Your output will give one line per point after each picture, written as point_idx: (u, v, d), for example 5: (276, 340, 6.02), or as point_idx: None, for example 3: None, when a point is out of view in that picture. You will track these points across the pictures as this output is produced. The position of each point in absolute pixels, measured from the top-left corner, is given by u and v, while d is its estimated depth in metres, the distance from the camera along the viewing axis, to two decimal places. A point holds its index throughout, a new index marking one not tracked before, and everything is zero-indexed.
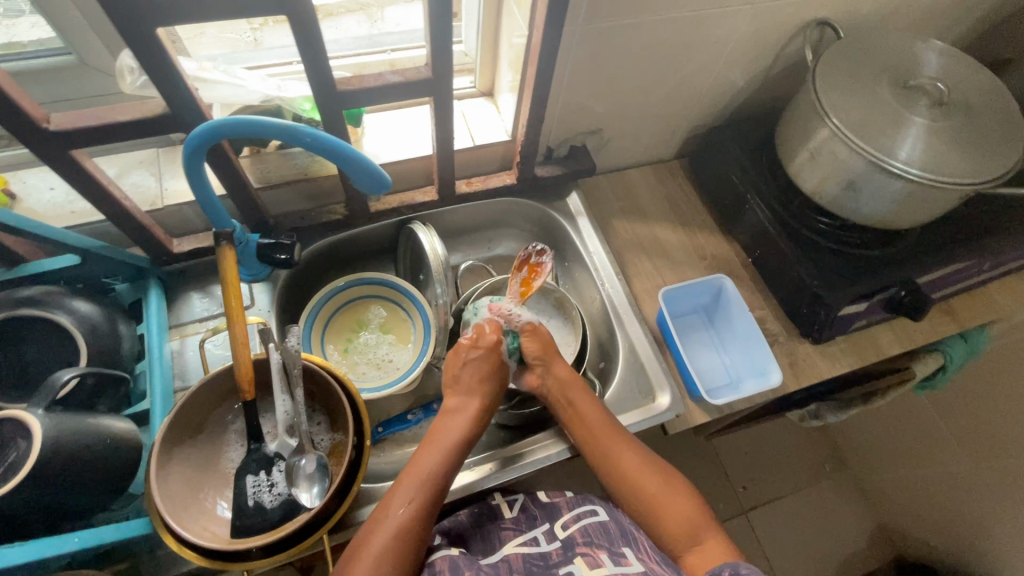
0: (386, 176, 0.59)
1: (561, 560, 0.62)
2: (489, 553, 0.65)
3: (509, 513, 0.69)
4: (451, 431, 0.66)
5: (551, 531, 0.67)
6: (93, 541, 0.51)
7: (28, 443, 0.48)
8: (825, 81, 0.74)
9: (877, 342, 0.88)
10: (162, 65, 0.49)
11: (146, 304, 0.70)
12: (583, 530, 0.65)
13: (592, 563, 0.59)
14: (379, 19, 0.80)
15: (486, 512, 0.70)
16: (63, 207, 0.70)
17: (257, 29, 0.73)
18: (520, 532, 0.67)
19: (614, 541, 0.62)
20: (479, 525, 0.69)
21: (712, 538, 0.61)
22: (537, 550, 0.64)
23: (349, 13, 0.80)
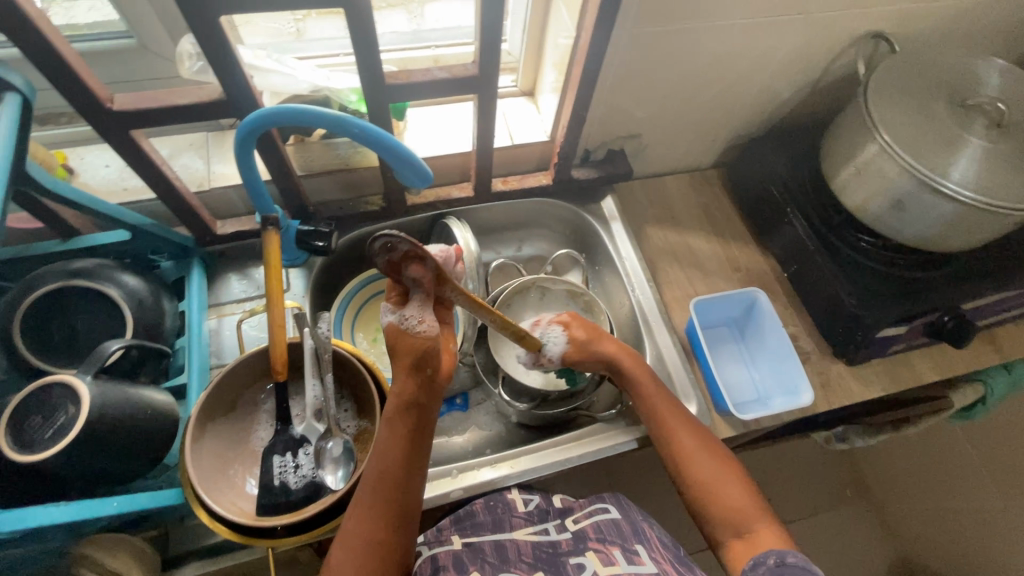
0: (428, 169, 0.60)
1: (571, 550, 0.64)
2: (498, 535, 0.66)
3: (522, 506, 0.69)
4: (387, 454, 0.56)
5: (562, 524, 0.68)
6: (130, 507, 0.53)
7: (77, 408, 0.50)
8: (877, 96, 0.72)
9: (914, 368, 0.85)
10: (222, 51, 0.50)
11: (188, 283, 0.72)
12: (596, 527, 0.66)
13: (605, 560, 0.61)
14: (419, 16, 0.81)
15: (502, 505, 0.70)
16: (116, 184, 0.73)
17: (301, 21, 0.74)
18: (531, 522, 0.68)
19: (627, 539, 0.64)
20: (492, 514, 0.69)
21: (762, 528, 0.60)
22: (547, 538, 0.66)
23: (392, 8, 0.81)
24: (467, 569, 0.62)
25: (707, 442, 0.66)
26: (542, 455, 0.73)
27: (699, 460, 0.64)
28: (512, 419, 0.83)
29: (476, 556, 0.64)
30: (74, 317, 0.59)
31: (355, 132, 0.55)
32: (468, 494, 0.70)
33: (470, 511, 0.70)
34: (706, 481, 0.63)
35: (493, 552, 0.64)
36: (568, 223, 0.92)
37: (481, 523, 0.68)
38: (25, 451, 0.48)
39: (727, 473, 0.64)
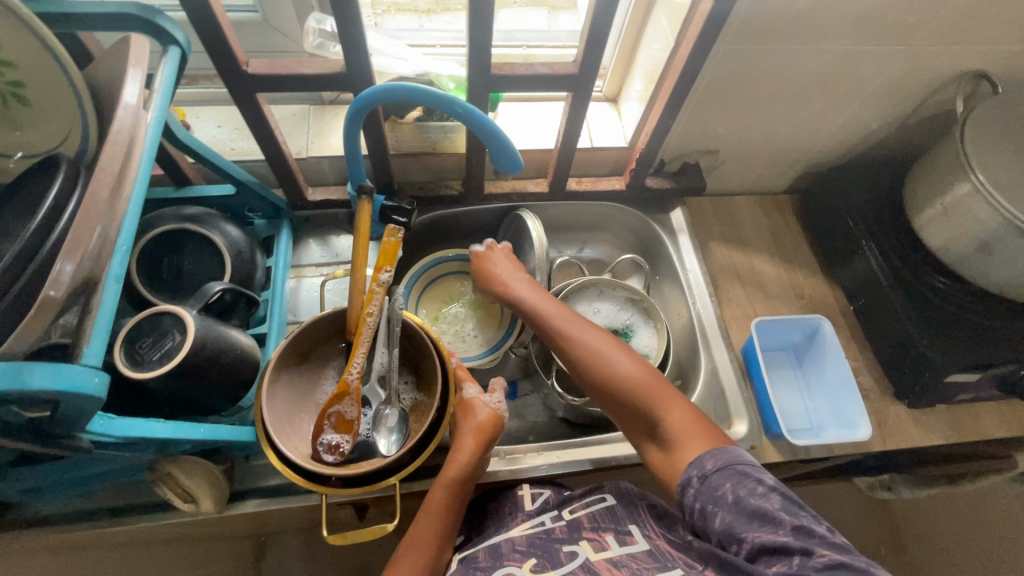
0: (520, 158, 0.63)
1: (566, 538, 0.62)
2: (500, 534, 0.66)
3: (529, 504, 0.69)
4: (437, 499, 0.62)
5: (559, 514, 0.66)
6: (214, 435, 0.57)
7: (182, 338, 0.55)
8: (976, 136, 0.70)
9: (979, 420, 0.82)
10: (353, 28, 0.54)
11: (278, 241, 0.77)
12: (590, 515, 0.64)
13: (597, 547, 0.59)
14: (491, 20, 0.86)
15: (510, 502, 0.71)
16: (226, 143, 0.79)
17: (378, 15, 0.81)
18: (528, 516, 0.67)
19: (621, 521, 0.62)
20: (503, 513, 0.70)
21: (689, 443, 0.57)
22: (542, 528, 0.65)
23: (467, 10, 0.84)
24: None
25: (595, 347, 0.65)
26: (584, 450, 0.74)
27: (628, 376, 0.62)
28: (558, 413, 0.84)
29: (468, 567, 0.62)
30: (180, 257, 0.65)
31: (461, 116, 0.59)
32: (513, 475, 0.72)
33: (485, 516, 0.72)
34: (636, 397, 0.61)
35: (485, 555, 0.63)
36: (634, 230, 0.93)
37: (485, 533, 0.68)
38: (135, 369, 0.53)
39: (657, 388, 0.61)
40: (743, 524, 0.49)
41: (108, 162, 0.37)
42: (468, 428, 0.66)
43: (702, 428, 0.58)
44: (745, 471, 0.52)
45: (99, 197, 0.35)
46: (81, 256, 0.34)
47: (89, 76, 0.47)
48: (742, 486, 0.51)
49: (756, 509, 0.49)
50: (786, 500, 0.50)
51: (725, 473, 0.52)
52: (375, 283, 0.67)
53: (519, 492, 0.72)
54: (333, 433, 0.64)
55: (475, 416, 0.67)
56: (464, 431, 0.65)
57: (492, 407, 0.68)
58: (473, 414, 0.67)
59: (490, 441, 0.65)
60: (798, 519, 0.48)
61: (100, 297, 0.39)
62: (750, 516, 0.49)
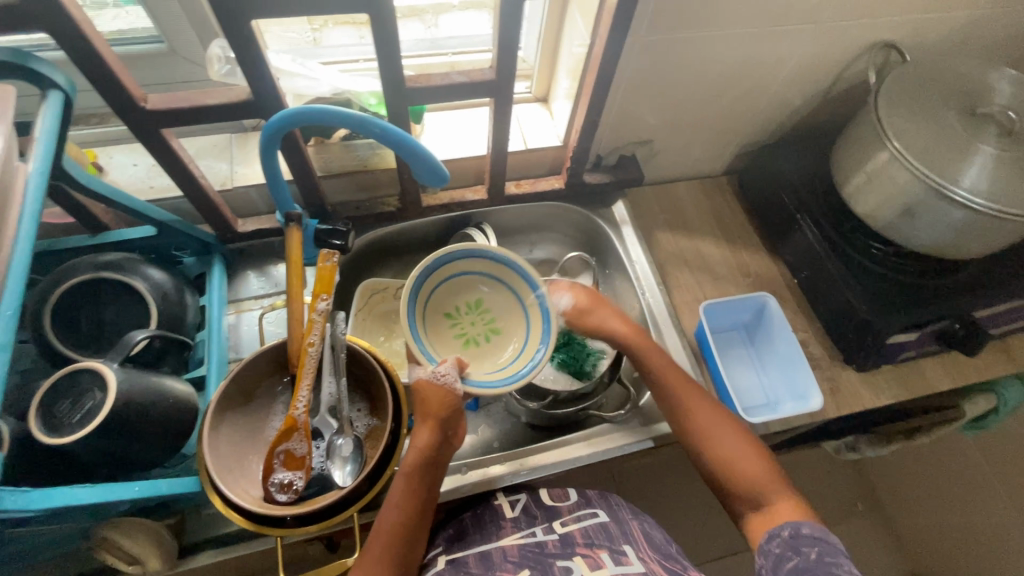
0: (445, 170, 0.62)
1: (559, 553, 0.62)
2: (486, 544, 0.65)
3: (509, 513, 0.68)
4: (400, 487, 0.61)
5: (550, 526, 0.66)
6: (151, 491, 0.54)
7: (104, 394, 0.52)
8: (888, 104, 0.72)
9: (925, 376, 0.85)
10: (252, 52, 0.52)
11: (209, 278, 0.74)
12: (583, 531, 0.65)
13: (593, 564, 0.59)
14: (433, 25, 0.85)
15: (488, 512, 0.69)
16: (144, 182, 0.75)
17: (317, 30, 0.79)
18: (519, 528, 0.66)
19: (615, 539, 0.63)
20: (481, 524, 0.68)
21: (781, 504, 0.61)
22: (534, 539, 0.64)
23: (408, 18, 0.85)
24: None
25: (694, 393, 0.69)
26: (548, 454, 0.73)
27: (753, 470, 0.64)
28: (521, 419, 0.83)
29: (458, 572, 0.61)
30: (100, 308, 0.61)
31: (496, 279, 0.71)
32: (478, 488, 0.70)
33: (460, 526, 0.69)
34: (753, 484, 0.63)
35: (476, 562, 0.62)
36: (579, 227, 0.94)
37: (468, 543, 0.66)
38: (54, 434, 0.50)
39: (775, 483, 0.63)
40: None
41: None
42: (425, 410, 0.65)
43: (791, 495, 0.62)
44: (835, 550, 0.55)
45: None
46: None
47: None
48: (829, 555, 0.54)
49: (833, 573, 0.53)
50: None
51: (816, 540, 0.56)
52: (313, 312, 0.65)
53: (495, 501, 0.71)
54: (284, 471, 0.62)
55: (430, 394, 0.65)
56: (423, 415, 0.65)
57: (443, 380, 0.64)
58: (432, 392, 0.65)
59: (449, 418, 0.65)
60: None
61: None
62: (824, 574, 0.53)
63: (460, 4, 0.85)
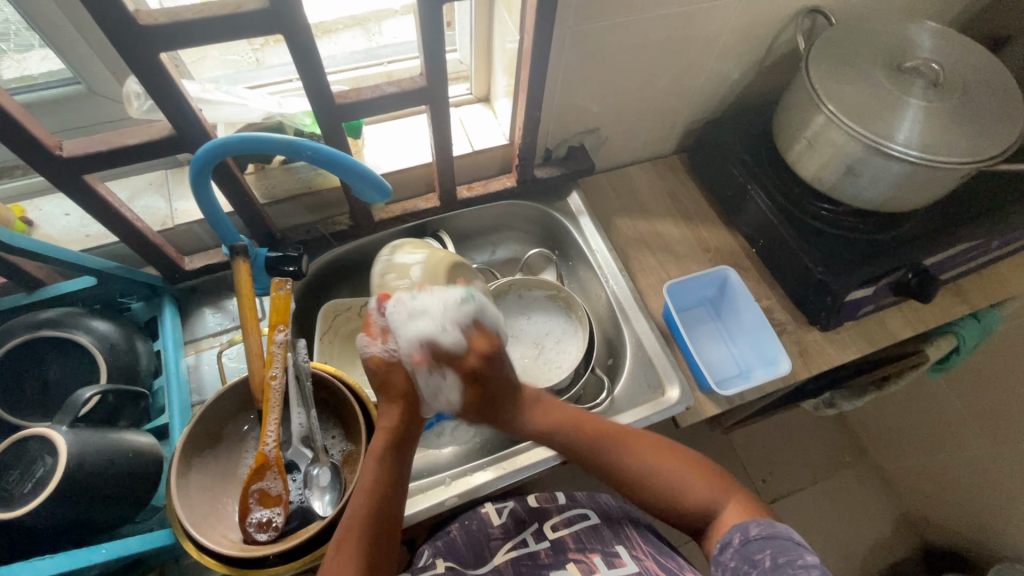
0: (387, 184, 0.61)
1: (552, 562, 0.62)
2: (480, 563, 0.64)
3: (498, 520, 0.69)
4: (365, 498, 0.55)
5: (541, 532, 0.67)
6: (121, 552, 0.52)
7: (55, 459, 0.50)
8: (818, 68, 0.74)
9: (887, 326, 0.87)
10: (166, 85, 0.50)
11: (161, 322, 0.72)
12: (575, 535, 0.65)
13: (586, 569, 0.60)
14: (376, 33, 0.83)
15: (476, 522, 0.69)
16: (78, 231, 0.72)
17: (258, 50, 0.77)
18: (509, 539, 0.66)
19: (607, 542, 0.64)
20: (471, 536, 0.67)
21: (728, 511, 0.58)
22: (526, 551, 0.64)
23: (346, 28, 0.82)
24: None
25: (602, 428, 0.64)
26: (530, 455, 0.72)
27: (687, 484, 0.60)
28: (502, 422, 0.83)
29: None
30: (44, 366, 0.59)
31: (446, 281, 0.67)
32: (464, 500, 0.69)
33: (448, 538, 0.67)
34: (698, 497, 0.59)
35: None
36: (537, 222, 0.94)
37: (461, 560, 0.65)
38: (4, 508, 0.48)
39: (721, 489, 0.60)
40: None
41: None
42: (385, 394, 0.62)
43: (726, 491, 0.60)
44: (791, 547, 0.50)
45: None
46: None
47: None
48: (783, 556, 0.49)
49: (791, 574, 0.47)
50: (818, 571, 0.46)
51: (768, 543, 0.51)
52: (272, 345, 0.63)
53: (482, 510, 0.71)
54: (261, 509, 0.61)
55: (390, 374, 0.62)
56: (387, 394, 0.62)
57: (399, 353, 0.62)
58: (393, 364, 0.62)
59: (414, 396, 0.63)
60: None
61: None
62: None
63: (399, 8, 0.82)
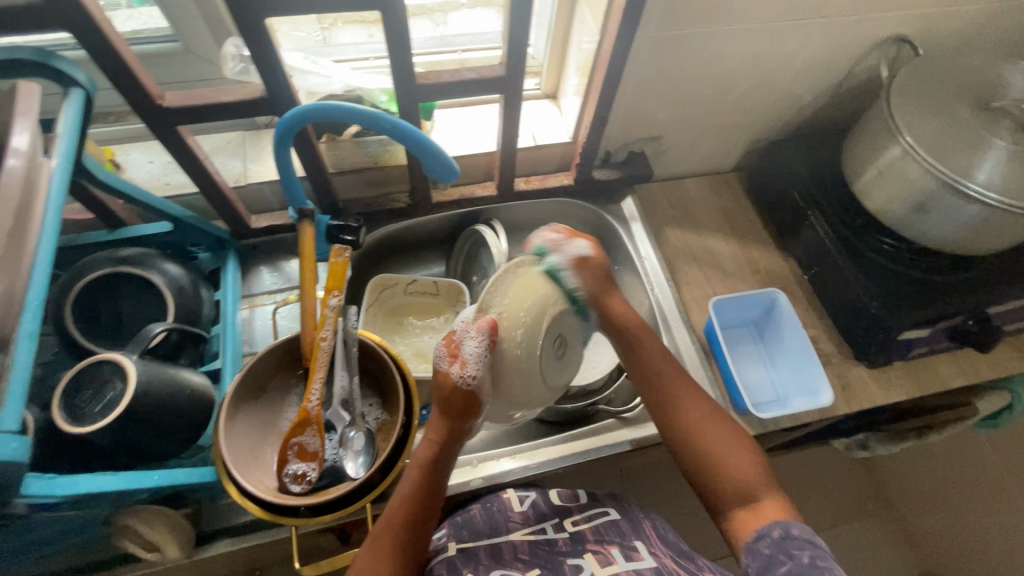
0: (455, 165, 0.63)
1: (569, 550, 0.62)
2: (494, 536, 0.65)
3: (519, 507, 0.68)
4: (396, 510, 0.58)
5: (561, 524, 0.66)
6: (168, 481, 0.55)
7: (124, 385, 0.54)
8: (900, 97, 0.72)
9: (937, 372, 0.84)
10: (265, 49, 0.53)
11: (224, 274, 0.75)
12: (593, 528, 0.65)
13: (603, 560, 0.59)
14: (442, 24, 0.84)
15: (497, 505, 0.69)
16: (160, 179, 0.77)
17: (327, 29, 0.78)
18: (528, 525, 0.66)
19: (626, 537, 0.63)
20: (490, 517, 0.67)
21: (768, 501, 0.58)
22: (544, 537, 0.64)
23: (414, 16, 0.83)
24: (460, 572, 0.60)
25: (687, 402, 0.64)
26: (558, 448, 0.73)
27: (742, 462, 0.60)
28: (532, 415, 0.84)
29: (470, 559, 0.61)
30: (117, 301, 0.63)
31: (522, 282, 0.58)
32: (487, 483, 0.71)
33: (467, 516, 0.68)
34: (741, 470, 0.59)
35: (489, 555, 0.62)
36: (588, 223, 0.94)
37: (477, 533, 0.66)
38: (75, 422, 0.52)
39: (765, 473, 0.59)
40: None
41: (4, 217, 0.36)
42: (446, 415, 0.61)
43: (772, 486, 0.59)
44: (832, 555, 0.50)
45: None
46: None
47: None
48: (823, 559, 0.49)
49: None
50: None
51: (810, 543, 0.51)
52: (326, 308, 0.66)
53: (504, 495, 0.70)
54: (298, 463, 0.63)
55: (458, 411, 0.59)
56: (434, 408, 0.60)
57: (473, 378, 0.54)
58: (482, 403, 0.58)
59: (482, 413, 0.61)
60: None
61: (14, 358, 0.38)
62: None
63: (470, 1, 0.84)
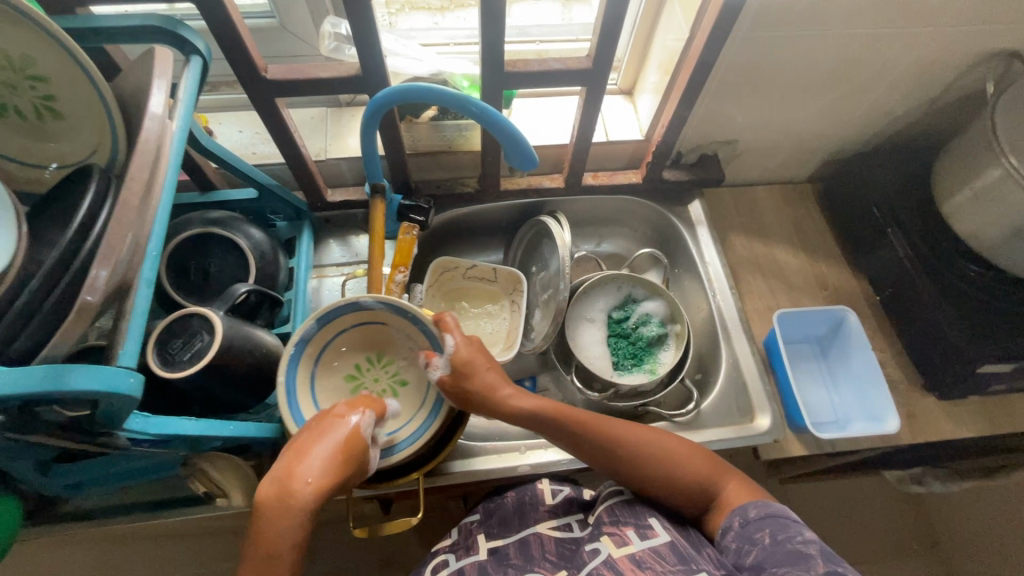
0: (534, 153, 0.63)
1: (588, 536, 0.60)
2: (522, 529, 0.65)
3: (549, 500, 0.68)
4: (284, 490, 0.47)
5: (585, 521, 0.66)
6: (242, 432, 0.57)
7: (211, 338, 0.57)
8: (1010, 116, 0.67)
9: (1014, 412, 0.79)
10: (367, 29, 0.55)
11: (299, 242, 0.79)
12: (608, 508, 0.62)
13: (620, 542, 0.57)
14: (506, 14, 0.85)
15: (529, 496, 0.69)
16: (247, 148, 0.81)
17: (393, 14, 0.81)
18: (554, 514, 0.66)
19: (640, 515, 0.60)
20: (521, 508, 0.68)
21: (727, 485, 0.60)
22: (570, 535, 0.63)
23: (466, 9, 0.83)
24: None
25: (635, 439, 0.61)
26: None
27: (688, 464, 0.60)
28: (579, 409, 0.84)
29: (500, 563, 0.62)
30: (206, 260, 0.67)
31: (401, 320, 0.68)
32: (534, 471, 0.71)
33: (500, 502, 0.69)
34: (703, 479, 0.59)
35: (517, 552, 0.62)
36: (651, 223, 0.93)
37: (507, 525, 0.66)
38: (166, 368, 0.56)
39: (715, 462, 0.61)
40: (774, 562, 0.51)
41: (137, 171, 0.39)
42: (293, 476, 0.48)
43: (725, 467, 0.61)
44: (788, 523, 0.54)
45: (129, 206, 0.38)
46: (114, 263, 0.37)
47: (117, 86, 0.49)
48: (781, 533, 0.53)
49: (793, 549, 0.51)
50: (827, 554, 0.50)
51: (766, 521, 0.55)
52: (392, 282, 0.73)
53: (537, 484, 0.70)
54: None
55: (309, 445, 0.50)
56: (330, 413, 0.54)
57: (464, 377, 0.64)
58: (330, 421, 0.53)
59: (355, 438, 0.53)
60: (830, 564, 0.49)
61: (133, 302, 0.41)
62: (786, 556, 0.50)
63: None
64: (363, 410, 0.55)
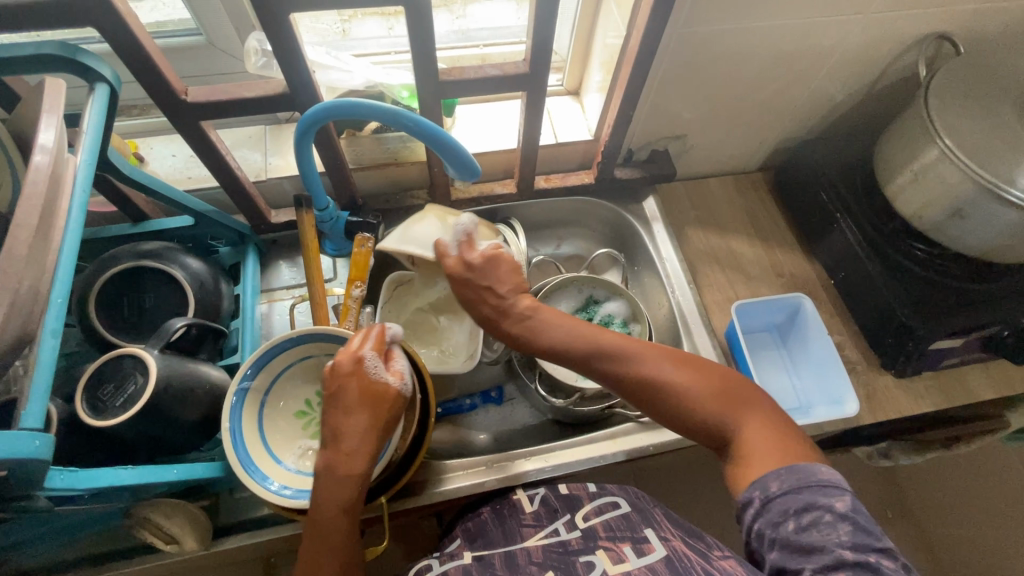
0: (477, 164, 0.62)
1: (582, 548, 0.58)
2: (507, 543, 0.62)
3: (530, 508, 0.66)
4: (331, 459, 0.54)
5: (572, 521, 0.63)
6: (188, 475, 0.54)
7: (145, 379, 0.54)
8: (941, 97, 0.68)
9: (967, 384, 0.81)
10: (286, 44, 0.53)
11: (244, 268, 0.76)
12: (607, 524, 0.61)
13: (615, 557, 0.55)
14: (461, 15, 0.83)
15: (508, 507, 0.67)
16: (182, 173, 0.77)
17: (347, 20, 0.77)
18: (540, 526, 0.63)
19: (636, 528, 0.59)
20: (502, 520, 0.66)
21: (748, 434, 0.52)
22: (557, 539, 0.61)
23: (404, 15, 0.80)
24: None
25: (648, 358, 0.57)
26: (576, 451, 0.72)
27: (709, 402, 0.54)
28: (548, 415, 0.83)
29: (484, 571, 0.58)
30: (140, 294, 0.63)
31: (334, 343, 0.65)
32: (504, 484, 0.70)
33: (479, 520, 0.67)
34: (707, 414, 0.53)
35: (502, 563, 0.59)
36: (607, 222, 0.92)
37: (488, 538, 0.64)
38: (97, 415, 0.52)
39: (732, 392, 0.54)
40: (796, 552, 0.45)
41: (25, 217, 0.36)
42: (339, 446, 0.54)
43: (768, 427, 0.52)
44: (812, 496, 0.46)
45: (15, 255, 0.35)
46: (4, 316, 0.34)
47: (13, 120, 0.46)
48: (805, 514, 0.46)
49: (815, 538, 0.44)
50: (858, 540, 0.43)
51: (790, 496, 0.47)
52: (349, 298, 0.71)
53: (514, 496, 0.69)
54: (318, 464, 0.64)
55: (339, 417, 0.55)
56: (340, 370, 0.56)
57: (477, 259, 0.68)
58: (337, 381, 0.56)
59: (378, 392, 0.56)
60: (863, 555, 0.43)
61: (37, 353, 0.38)
62: (805, 546, 0.44)
63: None
64: (361, 353, 0.57)
